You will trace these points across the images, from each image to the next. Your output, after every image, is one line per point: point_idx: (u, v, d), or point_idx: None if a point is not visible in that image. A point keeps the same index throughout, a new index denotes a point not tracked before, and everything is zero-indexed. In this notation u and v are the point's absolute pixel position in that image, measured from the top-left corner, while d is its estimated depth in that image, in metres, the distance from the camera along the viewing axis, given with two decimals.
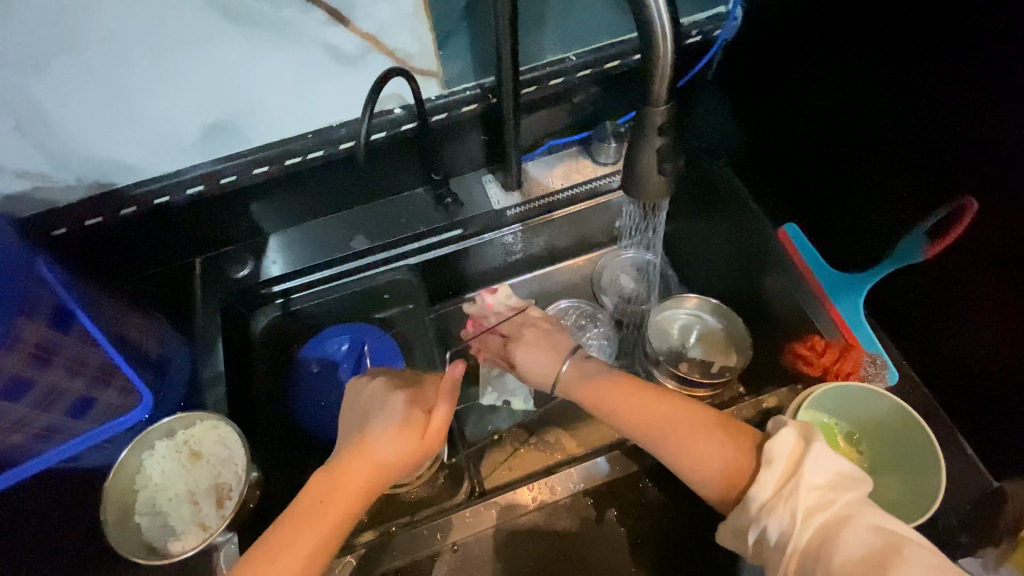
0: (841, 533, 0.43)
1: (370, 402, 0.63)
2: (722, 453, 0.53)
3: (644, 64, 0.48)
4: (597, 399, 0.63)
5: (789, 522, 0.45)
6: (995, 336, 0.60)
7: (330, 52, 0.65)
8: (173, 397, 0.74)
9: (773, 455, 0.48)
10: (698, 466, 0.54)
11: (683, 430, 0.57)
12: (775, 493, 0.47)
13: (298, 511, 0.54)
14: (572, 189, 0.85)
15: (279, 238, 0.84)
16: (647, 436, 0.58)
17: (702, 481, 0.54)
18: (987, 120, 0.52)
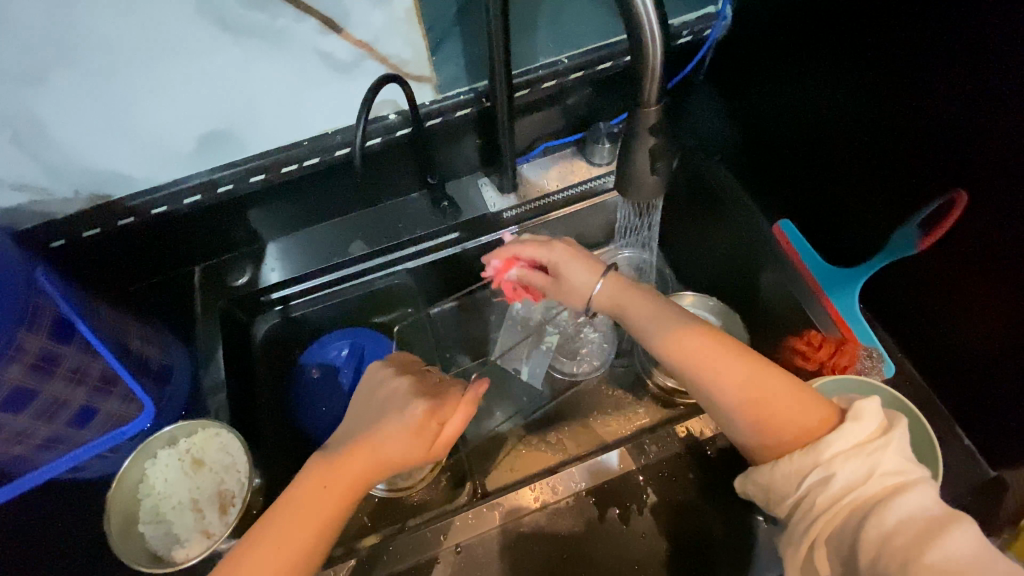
0: (904, 488, 0.45)
1: (390, 400, 0.60)
2: (797, 416, 0.51)
3: (634, 66, 0.48)
4: (662, 346, 0.57)
5: (858, 474, 0.46)
6: (991, 329, 0.60)
7: (325, 60, 0.66)
8: (175, 404, 0.75)
9: (862, 414, 0.49)
10: (764, 425, 0.52)
11: (761, 388, 0.53)
12: (857, 446, 0.47)
13: (327, 473, 0.54)
14: (569, 190, 0.85)
15: (277, 245, 0.84)
16: (714, 390, 0.54)
17: (759, 438, 0.53)
18: (979, 115, 0.52)
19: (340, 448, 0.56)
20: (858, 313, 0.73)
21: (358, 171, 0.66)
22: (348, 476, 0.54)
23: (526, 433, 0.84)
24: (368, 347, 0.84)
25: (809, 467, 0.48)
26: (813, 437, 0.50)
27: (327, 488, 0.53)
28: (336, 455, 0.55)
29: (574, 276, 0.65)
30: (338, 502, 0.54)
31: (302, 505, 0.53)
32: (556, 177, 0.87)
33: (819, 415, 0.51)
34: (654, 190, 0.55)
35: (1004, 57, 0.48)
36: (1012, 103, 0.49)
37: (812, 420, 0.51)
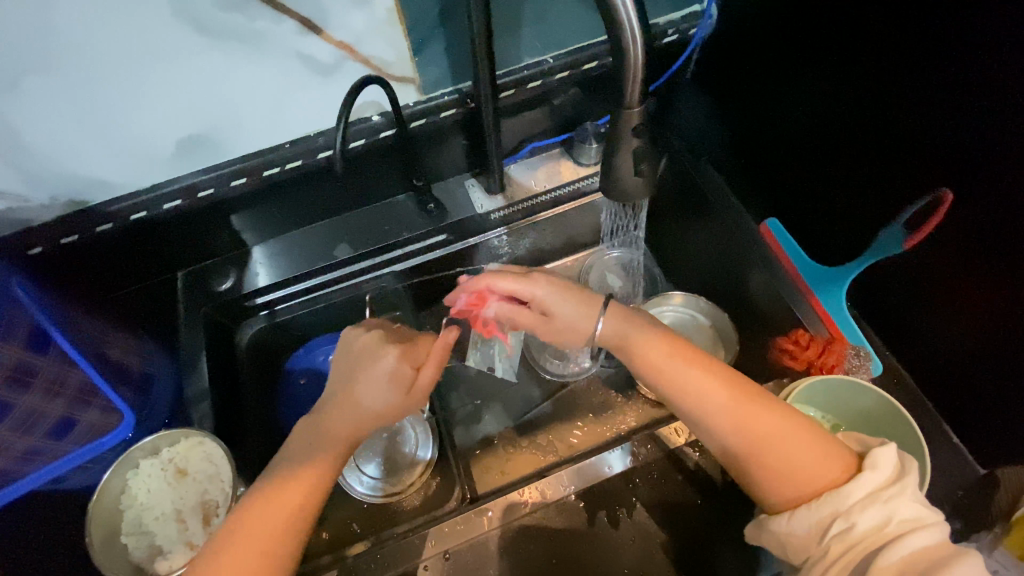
0: (919, 532, 0.46)
1: (360, 355, 0.60)
2: (818, 465, 0.52)
3: (616, 66, 0.48)
4: (683, 390, 0.56)
5: (877, 519, 0.47)
6: (978, 326, 0.60)
7: (306, 62, 0.65)
8: (158, 412, 0.74)
9: (878, 462, 0.50)
10: (786, 474, 0.52)
11: (782, 436, 0.53)
12: (872, 493, 0.49)
13: (314, 458, 0.57)
14: (556, 190, 0.85)
15: (262, 249, 0.83)
16: (736, 437, 0.54)
17: (779, 487, 0.53)
18: (962, 114, 0.52)
19: (322, 431, 0.58)
20: (846, 311, 0.73)
21: (340, 174, 0.65)
22: (331, 458, 0.57)
23: (517, 435, 0.83)
24: None
25: (830, 517, 0.49)
26: (832, 486, 0.51)
27: (314, 471, 0.56)
28: (319, 441, 0.58)
29: (566, 313, 0.61)
30: (321, 482, 0.57)
31: (289, 488, 0.55)
32: (543, 178, 0.86)
33: (839, 464, 0.52)
34: (639, 191, 0.54)
35: (987, 54, 0.48)
36: (996, 101, 0.49)
37: (832, 469, 0.52)
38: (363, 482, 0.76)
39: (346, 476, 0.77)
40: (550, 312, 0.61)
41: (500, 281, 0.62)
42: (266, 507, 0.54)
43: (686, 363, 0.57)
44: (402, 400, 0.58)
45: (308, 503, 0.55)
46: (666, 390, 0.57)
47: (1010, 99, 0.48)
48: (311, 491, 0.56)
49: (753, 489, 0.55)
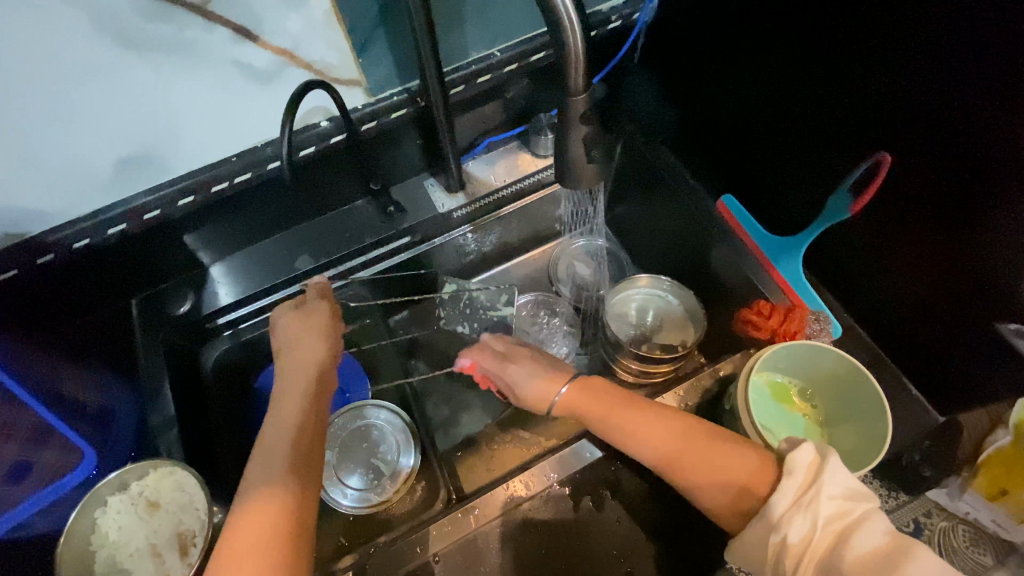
0: (852, 532, 0.46)
1: (277, 321, 0.66)
2: (737, 470, 0.53)
3: (557, 55, 0.47)
4: (616, 431, 0.59)
5: (807, 527, 0.48)
6: (925, 280, 0.63)
7: (244, 70, 0.63)
8: (122, 447, 0.71)
9: (792, 467, 0.50)
10: (715, 487, 0.54)
11: (703, 452, 0.55)
12: (796, 500, 0.49)
13: (264, 490, 0.49)
14: (516, 185, 0.85)
15: (222, 267, 0.81)
16: (661, 462, 0.57)
17: (718, 499, 0.54)
18: (891, 78, 0.55)
19: (262, 462, 0.51)
20: (802, 278, 0.75)
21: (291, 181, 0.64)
22: (294, 483, 0.50)
23: (499, 431, 0.83)
24: None
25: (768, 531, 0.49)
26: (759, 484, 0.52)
27: (274, 504, 0.48)
28: (269, 471, 0.50)
29: (528, 389, 0.64)
30: (285, 517, 0.48)
31: (247, 533, 0.46)
32: (503, 172, 0.86)
33: (751, 470, 0.53)
34: (592, 178, 0.55)
35: (912, 17, 0.50)
36: (925, 61, 0.51)
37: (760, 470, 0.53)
38: (348, 495, 0.75)
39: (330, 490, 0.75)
40: (517, 392, 0.64)
41: (488, 355, 0.67)
42: (244, 521, 0.47)
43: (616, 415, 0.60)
44: (306, 321, 0.64)
45: (284, 534, 0.47)
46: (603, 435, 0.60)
47: (936, 58, 0.50)
48: (281, 520, 0.48)
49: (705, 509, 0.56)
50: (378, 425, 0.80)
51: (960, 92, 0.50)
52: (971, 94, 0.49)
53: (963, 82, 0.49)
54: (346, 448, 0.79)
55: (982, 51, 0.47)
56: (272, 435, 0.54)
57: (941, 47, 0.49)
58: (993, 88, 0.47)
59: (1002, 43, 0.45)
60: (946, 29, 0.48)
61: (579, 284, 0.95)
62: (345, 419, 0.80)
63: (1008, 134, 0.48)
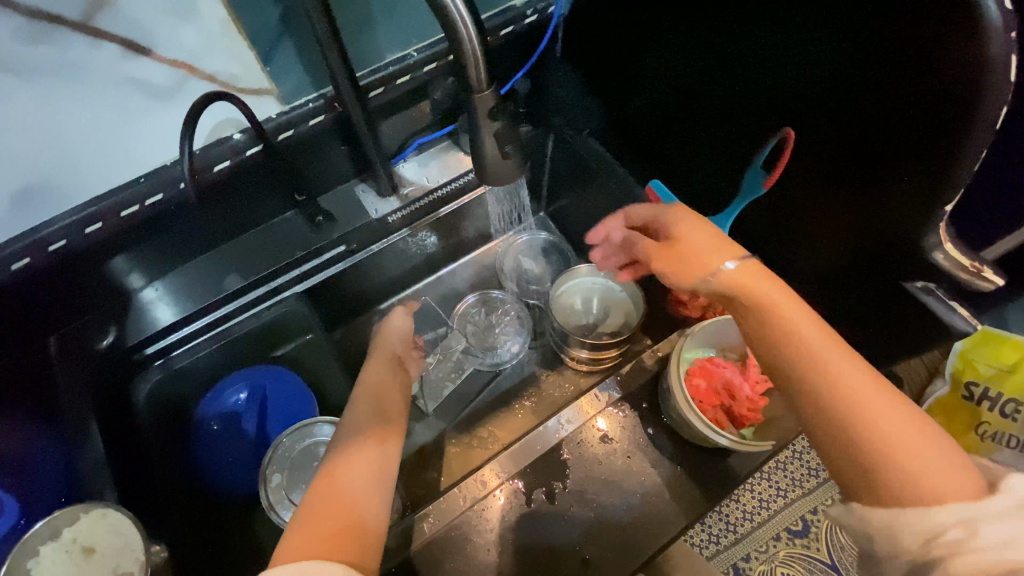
0: None
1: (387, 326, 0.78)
2: (937, 481, 0.40)
3: (454, 51, 0.47)
4: (810, 341, 0.46)
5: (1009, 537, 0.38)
6: (833, 245, 0.66)
7: (140, 87, 0.61)
8: (51, 494, 0.66)
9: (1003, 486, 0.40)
10: (892, 491, 0.41)
11: (918, 446, 0.41)
12: (1009, 511, 0.38)
13: (370, 435, 0.61)
14: (450, 185, 0.83)
15: (158, 287, 0.78)
16: (833, 379, 0.44)
17: (888, 481, 0.41)
18: (785, 59, 0.57)
19: (366, 410, 0.65)
20: None
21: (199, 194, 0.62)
22: (392, 439, 0.63)
23: (456, 433, 0.84)
24: (270, 384, 0.83)
25: (951, 521, 0.39)
26: (945, 502, 0.40)
27: (378, 436, 0.61)
28: (377, 414, 0.65)
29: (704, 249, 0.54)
30: (383, 446, 0.61)
31: (359, 455, 0.58)
32: (436, 171, 0.85)
33: (950, 466, 0.41)
34: (512, 173, 0.55)
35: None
36: (822, 35, 0.53)
37: (955, 482, 0.40)
38: None
39: (281, 513, 0.74)
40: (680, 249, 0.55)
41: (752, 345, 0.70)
42: (359, 438, 0.60)
43: (716, 365, 0.71)
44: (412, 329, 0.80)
45: (380, 466, 0.58)
46: (752, 336, 0.49)
47: (833, 31, 0.51)
48: (380, 442, 0.61)
49: (835, 472, 0.45)
50: (326, 442, 0.78)
51: (853, 63, 0.51)
52: (861, 63, 0.51)
53: (857, 53, 0.51)
54: (295, 468, 0.76)
55: (866, 24, 0.49)
56: (374, 390, 0.69)
57: (822, 25, 0.52)
58: (879, 57, 0.49)
59: (887, 12, 0.47)
60: (820, 8, 0.51)
61: (526, 280, 0.96)
62: (292, 439, 0.78)
63: (898, 102, 0.50)
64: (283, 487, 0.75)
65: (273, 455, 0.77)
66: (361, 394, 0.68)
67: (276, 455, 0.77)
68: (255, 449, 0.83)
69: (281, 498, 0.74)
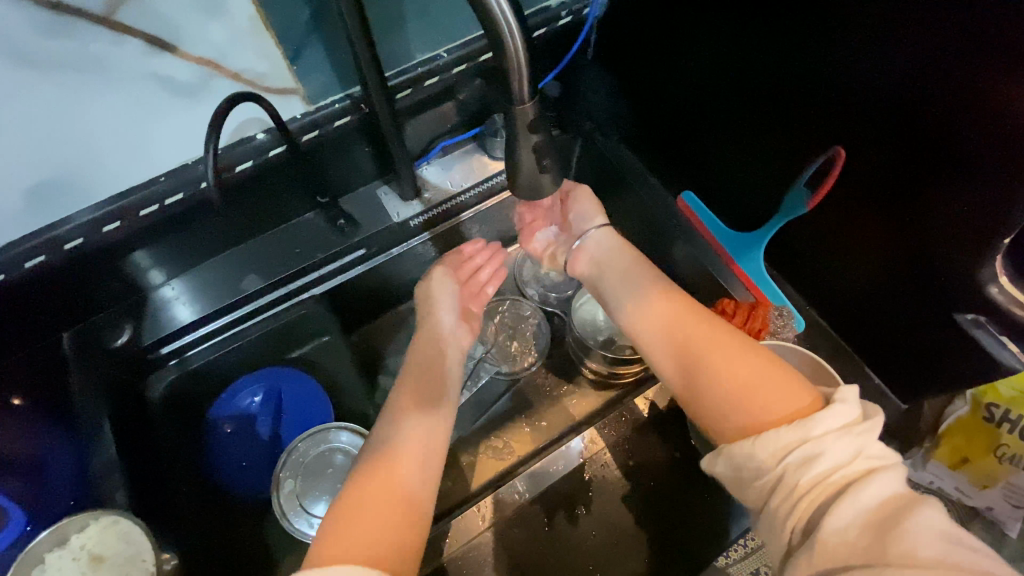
0: (881, 475, 0.42)
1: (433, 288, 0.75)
2: (774, 398, 0.49)
3: (496, 61, 0.44)
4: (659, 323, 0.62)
5: (846, 455, 0.43)
6: (876, 269, 0.63)
7: (165, 85, 0.58)
8: (61, 496, 0.65)
9: (844, 398, 0.46)
10: (748, 426, 0.50)
11: (757, 386, 0.51)
12: (844, 427, 0.44)
13: (417, 421, 0.63)
14: (474, 189, 0.82)
15: (182, 283, 0.75)
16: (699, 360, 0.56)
17: (740, 416, 0.51)
18: (841, 75, 0.54)
19: (413, 400, 0.65)
20: (765, 275, 0.76)
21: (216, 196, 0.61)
22: (438, 422, 0.64)
23: (472, 442, 0.82)
24: (285, 387, 0.81)
25: (796, 442, 0.45)
26: (783, 419, 0.48)
27: (429, 427, 0.63)
28: (423, 407, 0.65)
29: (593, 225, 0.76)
30: (434, 437, 0.63)
31: (414, 442, 0.61)
32: (460, 176, 0.82)
33: (793, 399, 0.49)
34: (550, 187, 0.53)
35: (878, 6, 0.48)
36: (890, 52, 0.49)
37: (790, 400, 0.49)
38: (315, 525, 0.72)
39: (295, 521, 0.72)
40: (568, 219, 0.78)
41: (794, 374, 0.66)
42: (411, 431, 0.61)
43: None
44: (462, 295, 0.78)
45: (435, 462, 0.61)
46: (653, 330, 0.62)
47: (901, 50, 0.48)
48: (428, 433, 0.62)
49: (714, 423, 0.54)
50: (341, 449, 0.77)
51: (922, 87, 0.48)
52: (929, 89, 0.48)
53: (925, 77, 0.47)
54: (309, 474, 0.75)
55: (939, 48, 0.45)
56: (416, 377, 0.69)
57: (882, 44, 0.50)
58: (953, 87, 0.46)
59: (960, 37, 0.43)
60: (884, 25, 0.49)
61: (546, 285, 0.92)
62: (307, 444, 0.76)
63: (967, 134, 0.47)
64: (297, 494, 0.74)
65: (286, 459, 0.75)
66: (405, 377, 0.69)
67: (289, 460, 0.75)
68: (268, 454, 0.80)
69: (295, 506, 0.73)
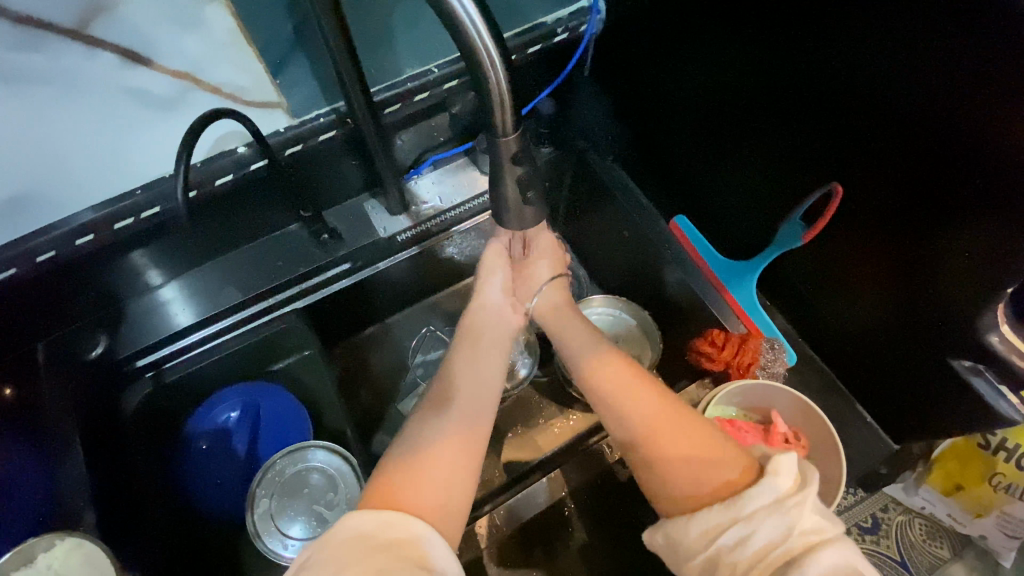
0: (821, 550, 0.41)
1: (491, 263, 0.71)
2: (713, 469, 0.49)
3: (479, 92, 0.42)
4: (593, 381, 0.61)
5: (778, 532, 0.43)
6: (874, 305, 0.61)
7: (140, 98, 0.58)
8: (29, 516, 0.61)
9: (777, 468, 0.46)
10: (683, 497, 0.49)
11: (689, 454, 0.51)
12: (775, 502, 0.44)
13: (453, 426, 0.55)
14: (462, 207, 0.79)
15: (175, 288, 0.74)
16: (634, 430, 0.54)
17: (676, 486, 0.50)
18: (836, 108, 0.53)
19: (453, 404, 0.58)
20: (757, 304, 0.74)
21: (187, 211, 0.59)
22: (473, 430, 0.56)
23: None
24: (263, 402, 0.79)
25: (729, 522, 0.45)
26: (722, 493, 0.47)
27: (464, 432, 0.55)
28: (462, 416, 0.57)
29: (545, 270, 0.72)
30: (470, 445, 0.54)
31: (447, 450, 0.52)
32: (451, 192, 0.80)
33: (730, 467, 0.48)
34: (533, 217, 0.51)
35: (883, 42, 0.46)
36: (884, 91, 0.48)
37: (724, 468, 0.49)
38: (289, 546, 0.70)
39: (268, 542, 0.70)
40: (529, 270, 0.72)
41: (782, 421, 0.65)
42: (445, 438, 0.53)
43: (738, 429, 0.65)
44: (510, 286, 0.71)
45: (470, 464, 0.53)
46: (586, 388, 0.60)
47: (907, 88, 0.46)
48: (464, 442, 0.54)
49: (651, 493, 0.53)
50: (318, 468, 0.75)
51: (932, 129, 0.46)
52: (941, 132, 0.45)
53: (933, 119, 0.45)
54: (285, 493, 0.73)
55: (948, 91, 0.43)
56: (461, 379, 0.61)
57: (878, 80, 0.48)
58: (961, 130, 0.44)
59: (971, 82, 0.41)
60: (881, 63, 0.47)
61: None
62: (285, 461, 0.74)
63: (981, 180, 0.44)
64: (272, 514, 0.72)
65: (262, 477, 0.73)
66: (451, 378, 0.61)
67: (266, 478, 0.73)
68: (243, 472, 0.78)
69: (269, 526, 0.71)
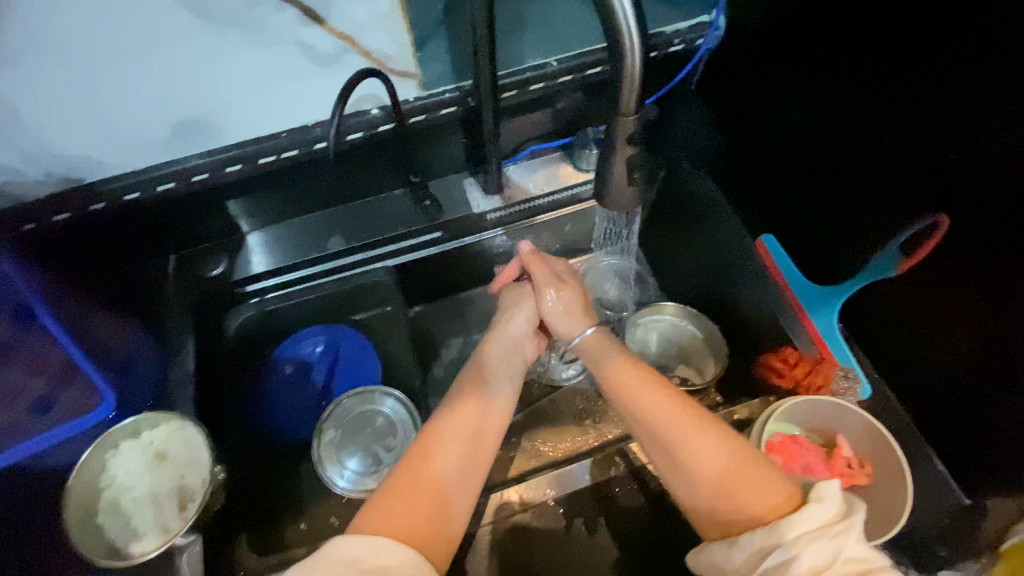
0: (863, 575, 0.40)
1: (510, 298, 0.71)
2: (759, 495, 0.46)
3: (611, 72, 0.46)
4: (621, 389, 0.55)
5: (823, 557, 0.41)
6: (962, 349, 0.59)
7: (305, 50, 0.66)
8: (142, 396, 0.71)
9: (822, 494, 0.44)
10: (726, 519, 0.47)
11: (729, 477, 0.47)
12: (822, 527, 0.43)
13: (457, 438, 0.54)
14: (555, 194, 0.83)
15: (256, 237, 0.83)
16: (670, 444, 0.50)
17: (721, 509, 0.47)
18: (948, 143, 0.53)
19: (458, 421, 0.56)
20: (837, 334, 0.72)
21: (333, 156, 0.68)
22: (479, 444, 0.55)
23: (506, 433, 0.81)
24: (343, 344, 0.86)
25: (772, 547, 0.43)
26: (766, 518, 0.45)
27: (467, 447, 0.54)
28: (466, 427, 0.55)
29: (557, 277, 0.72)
30: (473, 460, 0.53)
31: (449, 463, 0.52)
32: (543, 181, 0.85)
33: (776, 495, 0.46)
34: (632, 202, 0.54)
35: (997, 81, 0.47)
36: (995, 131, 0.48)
37: (768, 493, 0.46)
38: (345, 476, 0.75)
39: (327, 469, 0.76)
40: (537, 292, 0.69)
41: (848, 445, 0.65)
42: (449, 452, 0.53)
43: (799, 446, 0.64)
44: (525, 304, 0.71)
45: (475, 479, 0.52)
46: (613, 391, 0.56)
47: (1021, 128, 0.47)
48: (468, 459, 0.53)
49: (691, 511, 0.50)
50: (384, 414, 0.80)
51: None
52: None
53: None
54: (350, 429, 0.79)
55: None
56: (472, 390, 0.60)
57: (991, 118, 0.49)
58: None
59: None
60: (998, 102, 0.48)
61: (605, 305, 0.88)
62: (353, 401, 0.81)
63: None
64: (335, 445, 0.78)
65: (332, 411, 0.80)
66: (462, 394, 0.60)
67: (334, 412, 0.80)
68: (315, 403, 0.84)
69: (331, 455, 0.77)
